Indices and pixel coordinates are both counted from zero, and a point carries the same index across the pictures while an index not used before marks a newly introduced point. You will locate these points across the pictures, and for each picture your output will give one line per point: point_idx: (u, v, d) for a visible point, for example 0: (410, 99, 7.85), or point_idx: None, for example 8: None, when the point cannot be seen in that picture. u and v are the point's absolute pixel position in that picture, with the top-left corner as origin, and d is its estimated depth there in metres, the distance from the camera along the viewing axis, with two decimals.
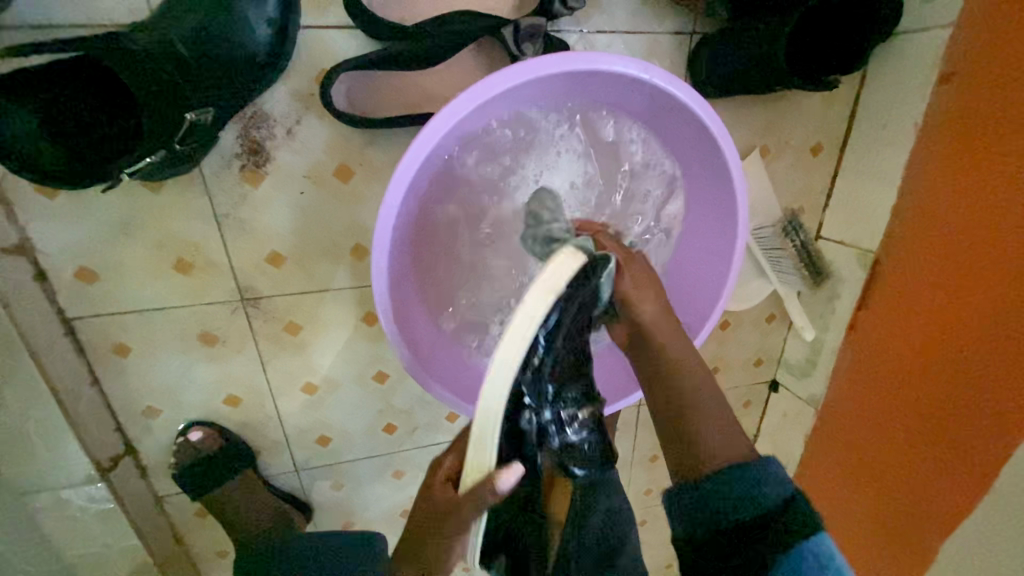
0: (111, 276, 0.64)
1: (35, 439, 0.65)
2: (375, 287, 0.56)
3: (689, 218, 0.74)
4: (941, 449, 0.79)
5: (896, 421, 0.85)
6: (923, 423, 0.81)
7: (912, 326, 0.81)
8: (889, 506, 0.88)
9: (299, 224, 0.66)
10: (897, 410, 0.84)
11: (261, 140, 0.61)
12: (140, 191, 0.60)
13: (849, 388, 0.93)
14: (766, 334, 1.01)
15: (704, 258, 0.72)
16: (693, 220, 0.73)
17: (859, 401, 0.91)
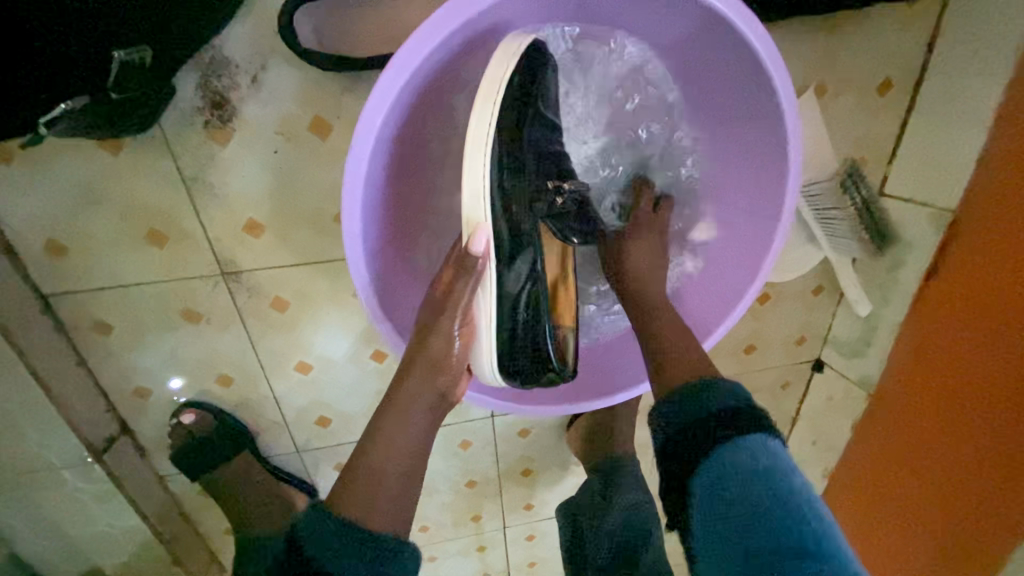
0: (80, 249, 0.59)
1: (22, 419, 0.63)
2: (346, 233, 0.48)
3: (721, 176, 0.65)
4: (978, 487, 0.73)
5: (940, 446, 0.78)
6: (967, 456, 0.74)
7: (975, 349, 0.71)
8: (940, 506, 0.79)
9: (276, 188, 0.59)
10: (946, 434, 0.77)
11: (223, 91, 0.54)
12: (99, 154, 0.55)
13: (898, 393, 0.84)
14: (812, 308, 0.89)
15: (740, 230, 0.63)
16: (727, 186, 0.64)
17: (906, 412, 0.83)
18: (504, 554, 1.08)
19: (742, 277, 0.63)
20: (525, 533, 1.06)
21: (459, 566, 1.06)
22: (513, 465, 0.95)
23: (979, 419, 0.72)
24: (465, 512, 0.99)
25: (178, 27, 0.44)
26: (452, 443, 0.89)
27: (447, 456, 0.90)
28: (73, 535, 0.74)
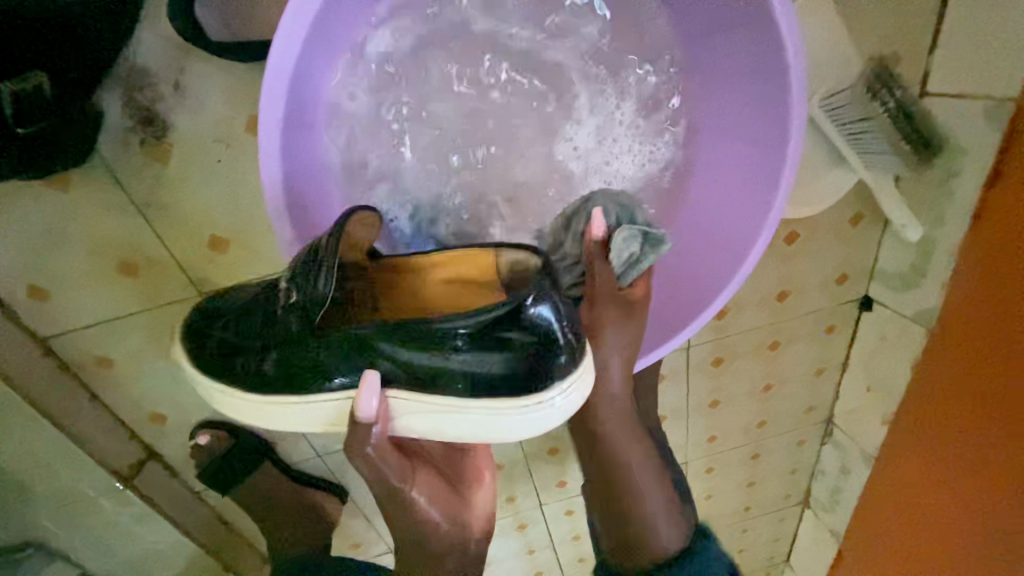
0: (60, 291, 0.59)
1: (51, 456, 0.66)
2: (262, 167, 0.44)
3: (718, 102, 0.55)
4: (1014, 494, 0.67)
5: (976, 446, 0.71)
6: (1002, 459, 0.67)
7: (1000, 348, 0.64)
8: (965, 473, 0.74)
9: (228, 200, 0.56)
10: (979, 431, 0.70)
11: (149, 104, 0.50)
12: (48, 193, 0.53)
13: (937, 377, 0.77)
14: (852, 241, 0.78)
15: (742, 166, 0.54)
16: (723, 111, 0.55)
17: (943, 401, 0.76)
18: (545, 531, 1.07)
19: (750, 217, 0.53)
20: (564, 508, 1.04)
21: (503, 546, 1.07)
22: (539, 445, 0.93)
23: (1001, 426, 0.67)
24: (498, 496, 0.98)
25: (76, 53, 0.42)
26: None
27: None
28: (129, 552, 0.79)
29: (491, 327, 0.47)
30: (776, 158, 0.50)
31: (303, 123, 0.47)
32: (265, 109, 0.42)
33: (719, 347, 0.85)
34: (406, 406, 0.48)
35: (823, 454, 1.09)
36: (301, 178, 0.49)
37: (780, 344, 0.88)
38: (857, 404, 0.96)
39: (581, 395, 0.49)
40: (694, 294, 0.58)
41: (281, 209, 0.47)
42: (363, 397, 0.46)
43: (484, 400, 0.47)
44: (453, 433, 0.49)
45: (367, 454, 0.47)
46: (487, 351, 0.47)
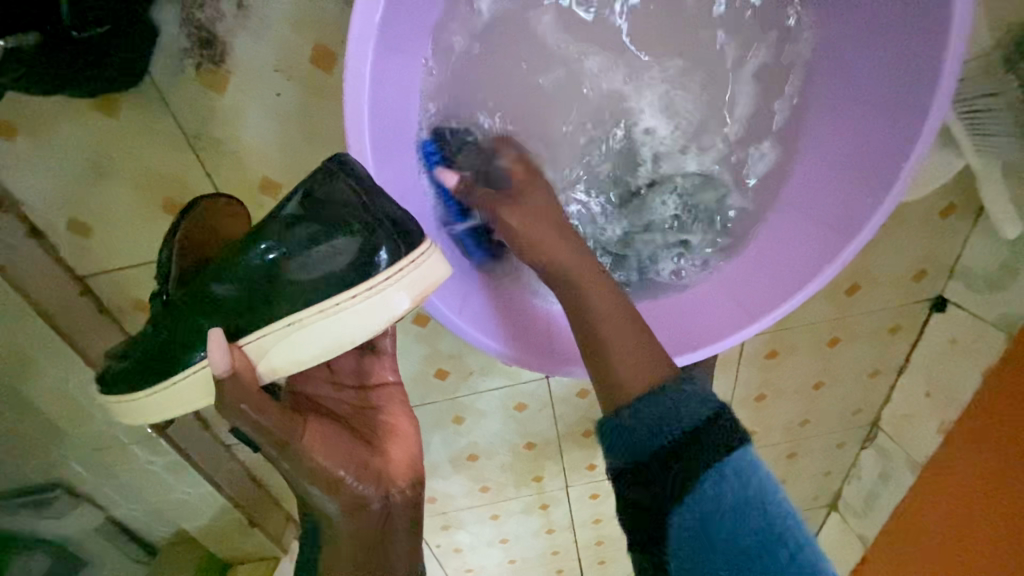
0: (104, 228, 0.56)
1: (86, 399, 0.64)
2: (349, 68, 0.38)
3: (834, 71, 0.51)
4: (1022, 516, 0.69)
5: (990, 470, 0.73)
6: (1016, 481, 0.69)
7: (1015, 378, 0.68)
8: (978, 500, 0.75)
9: (283, 139, 0.52)
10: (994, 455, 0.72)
11: (209, 23, 0.46)
12: (97, 118, 0.50)
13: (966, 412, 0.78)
14: (936, 233, 0.72)
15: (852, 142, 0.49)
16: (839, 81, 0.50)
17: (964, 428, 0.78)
18: (568, 512, 1.05)
19: (858, 198, 0.48)
20: (590, 492, 1.01)
21: (523, 524, 1.05)
22: (573, 426, 0.89)
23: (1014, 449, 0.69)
24: (526, 473, 0.96)
25: None
26: (507, 407, 0.83)
27: (504, 421, 0.85)
28: (158, 499, 0.78)
29: (306, 219, 0.46)
30: (911, 127, 0.44)
31: (397, 44, 0.41)
32: (363, 0, 0.36)
33: (776, 338, 0.81)
34: (260, 348, 0.46)
35: (863, 458, 1.05)
36: (388, 102, 0.43)
37: (840, 340, 0.83)
38: (909, 409, 0.91)
39: (424, 268, 0.45)
40: (772, 282, 0.53)
41: (363, 126, 0.40)
42: (214, 352, 0.44)
43: (342, 296, 0.45)
44: (318, 350, 0.46)
45: (243, 410, 0.44)
46: (317, 238, 0.46)
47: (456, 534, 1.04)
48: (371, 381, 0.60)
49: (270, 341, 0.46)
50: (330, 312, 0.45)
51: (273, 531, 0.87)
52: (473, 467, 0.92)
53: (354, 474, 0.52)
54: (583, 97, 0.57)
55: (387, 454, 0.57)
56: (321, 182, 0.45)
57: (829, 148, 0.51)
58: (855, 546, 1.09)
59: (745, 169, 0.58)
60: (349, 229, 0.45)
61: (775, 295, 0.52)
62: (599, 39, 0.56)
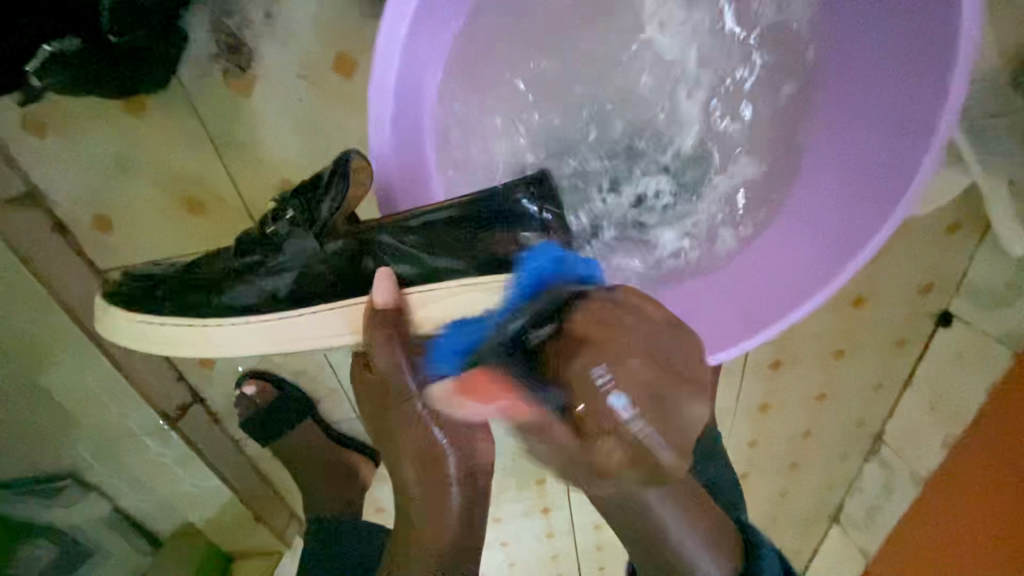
0: (126, 224, 0.58)
1: (101, 391, 0.66)
2: (375, 76, 0.41)
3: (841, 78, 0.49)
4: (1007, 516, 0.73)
5: (985, 475, 0.76)
6: (1005, 486, 0.72)
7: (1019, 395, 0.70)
8: (970, 505, 0.78)
9: (304, 141, 0.53)
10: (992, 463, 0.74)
11: (237, 31, 0.47)
12: (125, 118, 0.51)
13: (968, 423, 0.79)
14: (941, 249, 0.73)
15: (858, 155, 0.49)
16: (845, 91, 0.49)
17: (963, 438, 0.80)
18: (569, 517, 1.05)
19: (869, 209, 0.48)
20: (591, 497, 1.02)
21: (524, 528, 1.05)
22: None
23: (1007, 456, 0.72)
24: (528, 477, 0.96)
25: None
26: None
27: (508, 423, 0.86)
28: (165, 491, 0.80)
29: (494, 216, 0.49)
30: (920, 143, 0.44)
31: (422, 50, 0.43)
32: (388, 15, 0.38)
33: (781, 349, 0.82)
34: (422, 300, 0.48)
35: (865, 472, 1.05)
36: (411, 111, 0.44)
37: (845, 352, 0.84)
38: (911, 423, 0.92)
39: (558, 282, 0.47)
40: (778, 291, 0.53)
41: (382, 133, 0.43)
42: (380, 285, 0.47)
43: (491, 278, 0.48)
44: (466, 320, 0.48)
45: (393, 350, 0.47)
46: (472, 229, 0.49)
47: None
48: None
49: (429, 297, 0.48)
50: (461, 289, 0.48)
51: (277, 526, 0.88)
52: None
53: (415, 457, 0.51)
54: (569, 87, 0.55)
55: (460, 443, 0.56)
56: (521, 190, 0.49)
57: (832, 156, 0.51)
58: (856, 560, 1.08)
59: (737, 168, 0.56)
60: (547, 215, 0.49)
61: (786, 302, 0.52)
62: (597, 22, 0.53)
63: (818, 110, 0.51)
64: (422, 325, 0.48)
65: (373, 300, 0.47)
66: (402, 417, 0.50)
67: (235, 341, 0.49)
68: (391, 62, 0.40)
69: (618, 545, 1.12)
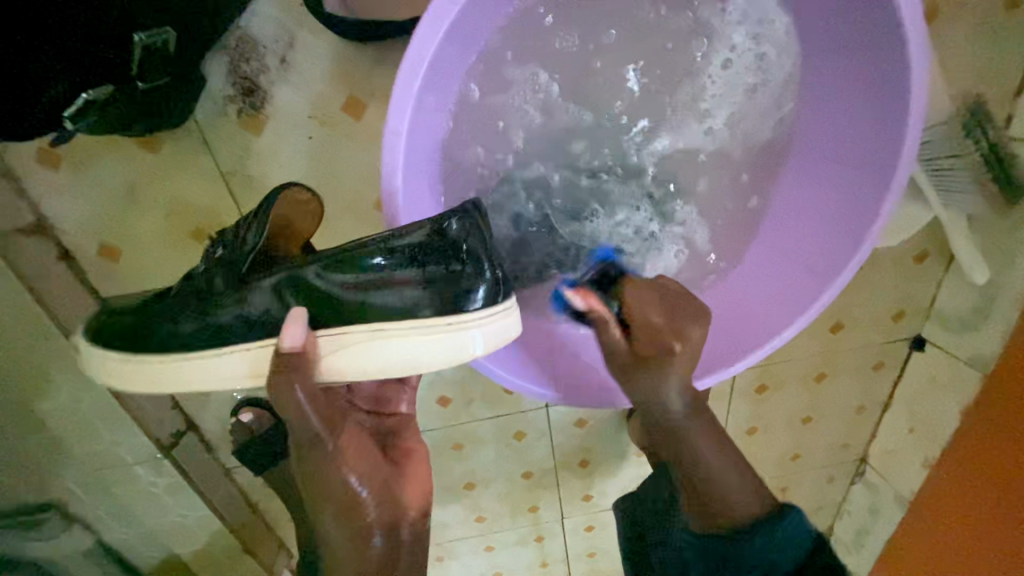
0: (132, 252, 0.59)
1: (94, 418, 0.65)
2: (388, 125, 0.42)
3: (815, 127, 0.55)
4: (979, 528, 0.74)
5: (962, 486, 0.77)
6: (980, 497, 0.73)
7: (989, 408, 0.72)
8: (952, 518, 0.79)
9: (311, 177, 0.56)
10: (967, 474, 0.76)
11: (253, 75, 0.51)
12: (138, 152, 0.54)
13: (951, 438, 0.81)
14: (911, 277, 0.78)
15: (829, 195, 0.54)
16: (816, 138, 0.55)
17: (948, 452, 0.81)
18: (562, 545, 1.04)
19: (838, 246, 0.52)
20: (585, 524, 1.02)
21: (517, 556, 1.04)
22: (570, 456, 0.91)
23: (981, 467, 0.73)
24: (522, 504, 0.96)
25: (203, 29, 0.43)
26: (506, 435, 0.85)
27: (501, 448, 0.87)
28: (152, 522, 0.78)
29: (434, 249, 0.45)
30: (878, 183, 0.49)
31: (432, 100, 0.46)
32: (404, 75, 0.41)
33: (765, 372, 0.85)
34: (334, 344, 0.45)
35: (852, 494, 1.07)
36: (418, 158, 0.47)
37: (826, 375, 0.87)
38: (894, 445, 0.94)
39: (507, 329, 0.47)
40: (756, 320, 0.57)
41: (394, 180, 0.44)
42: (289, 329, 0.43)
43: (429, 320, 0.45)
44: (392, 365, 0.45)
45: (300, 399, 0.43)
46: (406, 263, 0.45)
47: (450, 567, 1.03)
48: (386, 408, 0.61)
49: (358, 336, 0.45)
50: (407, 338, 0.45)
51: (266, 558, 0.86)
52: (471, 495, 0.93)
53: (372, 491, 0.50)
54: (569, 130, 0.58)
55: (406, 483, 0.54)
56: (454, 220, 0.45)
57: (806, 196, 0.56)
58: None
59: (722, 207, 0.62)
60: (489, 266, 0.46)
61: (768, 330, 0.55)
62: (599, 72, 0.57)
63: (799, 150, 0.57)
64: (346, 368, 0.45)
65: (283, 343, 0.44)
66: (330, 471, 0.48)
67: (163, 372, 0.45)
68: (404, 112, 0.42)
69: (612, 573, 1.11)
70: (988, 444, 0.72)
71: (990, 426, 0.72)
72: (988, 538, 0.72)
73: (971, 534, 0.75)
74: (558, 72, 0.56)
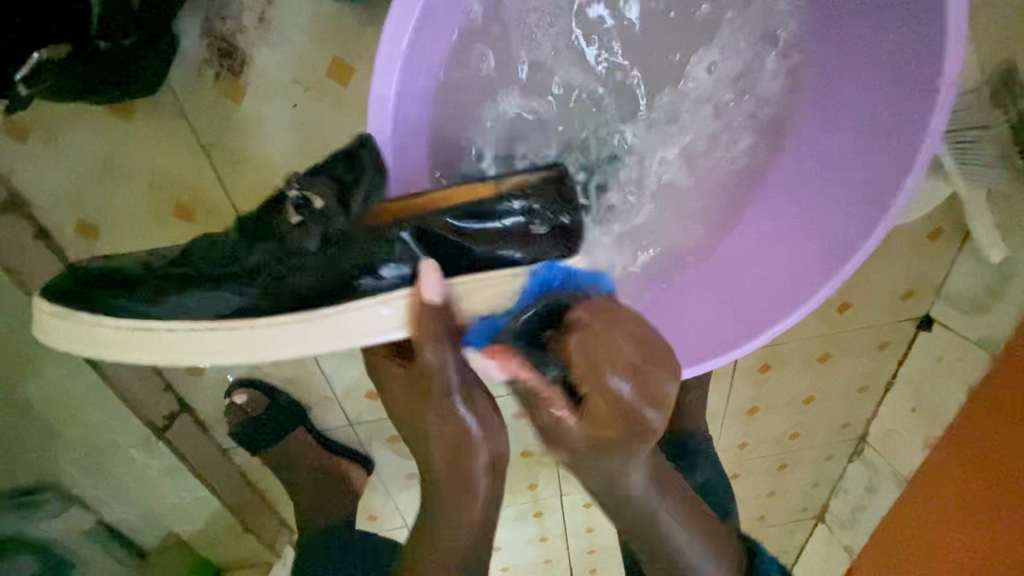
0: (112, 229, 0.56)
1: (85, 400, 0.64)
2: (376, 86, 0.40)
3: (831, 93, 0.50)
4: (982, 512, 0.74)
5: (963, 469, 0.77)
6: (984, 482, 0.73)
7: (997, 395, 0.71)
8: (950, 500, 0.80)
9: (297, 150, 0.52)
10: (969, 458, 0.76)
11: (230, 35, 0.47)
12: (113, 123, 0.50)
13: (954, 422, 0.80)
14: (923, 255, 0.75)
15: (847, 168, 0.50)
16: (833, 105, 0.51)
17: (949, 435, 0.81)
18: (561, 521, 1.05)
19: (856, 223, 0.49)
20: (583, 501, 1.02)
21: (516, 532, 1.05)
22: None
23: (986, 453, 0.73)
24: (521, 481, 0.96)
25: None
26: (506, 415, 0.84)
27: (501, 428, 0.86)
28: (151, 502, 0.78)
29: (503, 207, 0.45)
30: (904, 156, 0.46)
31: (426, 60, 0.43)
32: (390, 31, 0.37)
33: (769, 352, 0.83)
34: (468, 290, 0.44)
35: (850, 471, 1.07)
36: (412, 122, 0.44)
37: (831, 355, 0.86)
38: (895, 424, 0.94)
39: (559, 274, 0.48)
40: (763, 302, 0.54)
41: (384, 144, 0.42)
42: (428, 280, 0.42)
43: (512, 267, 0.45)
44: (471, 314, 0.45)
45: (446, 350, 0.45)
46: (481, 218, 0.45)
47: None
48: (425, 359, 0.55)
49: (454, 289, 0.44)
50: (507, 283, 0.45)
51: (266, 536, 0.86)
52: None
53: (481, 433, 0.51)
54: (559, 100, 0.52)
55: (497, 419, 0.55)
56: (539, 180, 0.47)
57: (821, 169, 0.52)
58: (841, 558, 1.11)
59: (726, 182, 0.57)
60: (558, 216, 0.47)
61: (774, 310, 0.53)
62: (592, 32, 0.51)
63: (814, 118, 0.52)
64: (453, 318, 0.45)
65: (422, 295, 0.42)
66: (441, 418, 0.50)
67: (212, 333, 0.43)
68: (394, 72, 0.39)
69: (610, 547, 1.13)
70: (994, 431, 0.71)
71: (999, 414, 0.70)
72: (991, 522, 0.73)
73: (973, 518, 0.76)
74: (552, 34, 0.50)
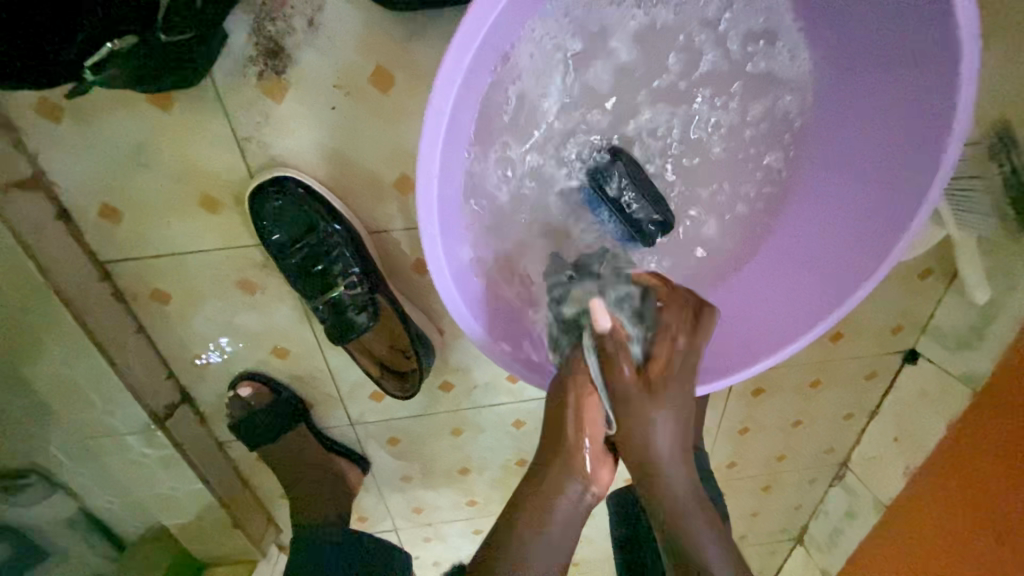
0: (136, 215, 0.56)
1: (86, 386, 0.63)
2: (431, 102, 0.36)
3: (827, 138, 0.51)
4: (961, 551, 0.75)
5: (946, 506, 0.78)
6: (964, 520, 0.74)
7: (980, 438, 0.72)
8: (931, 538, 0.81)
9: (331, 152, 0.54)
10: (952, 495, 0.77)
11: (277, 37, 0.48)
12: (149, 111, 0.51)
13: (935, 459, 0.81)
14: (914, 293, 0.79)
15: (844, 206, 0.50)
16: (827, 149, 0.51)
17: (931, 471, 0.82)
18: None
19: (859, 260, 0.49)
20: None
21: None
22: None
23: (967, 493, 0.74)
24: None
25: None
26: (506, 423, 0.85)
27: (501, 436, 0.86)
28: (140, 493, 0.76)
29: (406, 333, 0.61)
30: (910, 201, 0.45)
31: (479, 76, 0.40)
32: (456, 45, 0.35)
33: (763, 377, 0.86)
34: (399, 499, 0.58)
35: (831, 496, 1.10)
36: (450, 140, 0.40)
37: (821, 382, 0.89)
38: (878, 452, 0.97)
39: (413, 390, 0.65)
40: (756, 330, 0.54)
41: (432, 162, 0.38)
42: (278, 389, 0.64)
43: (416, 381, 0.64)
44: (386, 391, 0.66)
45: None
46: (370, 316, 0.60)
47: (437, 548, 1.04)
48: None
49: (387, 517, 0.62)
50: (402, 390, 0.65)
51: (255, 534, 0.85)
52: (465, 481, 0.93)
53: None
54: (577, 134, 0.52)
55: None
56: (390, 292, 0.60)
57: (807, 202, 0.53)
58: None
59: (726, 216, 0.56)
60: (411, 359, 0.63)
61: (775, 338, 0.52)
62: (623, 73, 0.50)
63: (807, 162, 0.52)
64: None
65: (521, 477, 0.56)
66: None
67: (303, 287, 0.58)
68: (454, 90, 0.36)
69: (595, 560, 1.13)
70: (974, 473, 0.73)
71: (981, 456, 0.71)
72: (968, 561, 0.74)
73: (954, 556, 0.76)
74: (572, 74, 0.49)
